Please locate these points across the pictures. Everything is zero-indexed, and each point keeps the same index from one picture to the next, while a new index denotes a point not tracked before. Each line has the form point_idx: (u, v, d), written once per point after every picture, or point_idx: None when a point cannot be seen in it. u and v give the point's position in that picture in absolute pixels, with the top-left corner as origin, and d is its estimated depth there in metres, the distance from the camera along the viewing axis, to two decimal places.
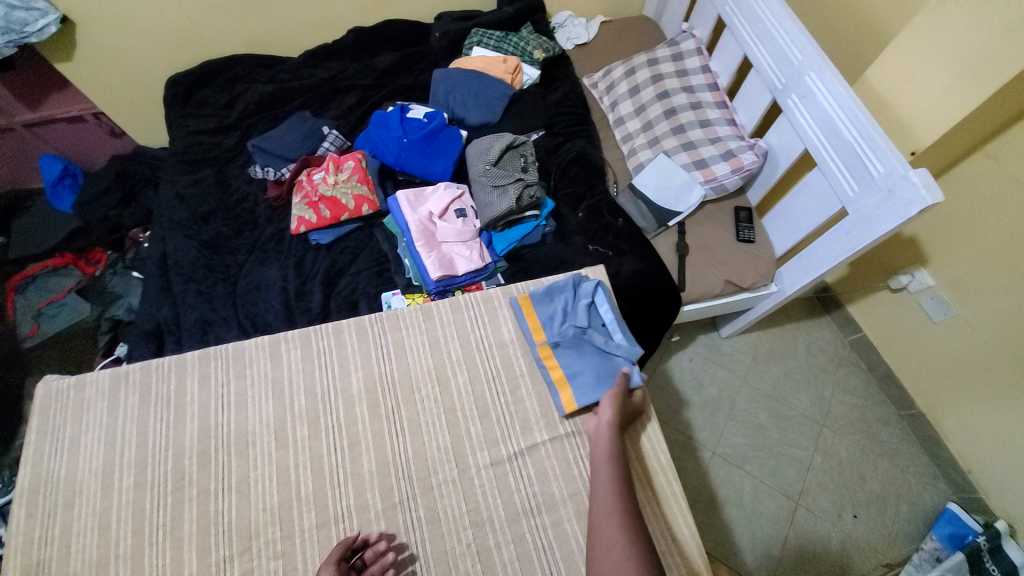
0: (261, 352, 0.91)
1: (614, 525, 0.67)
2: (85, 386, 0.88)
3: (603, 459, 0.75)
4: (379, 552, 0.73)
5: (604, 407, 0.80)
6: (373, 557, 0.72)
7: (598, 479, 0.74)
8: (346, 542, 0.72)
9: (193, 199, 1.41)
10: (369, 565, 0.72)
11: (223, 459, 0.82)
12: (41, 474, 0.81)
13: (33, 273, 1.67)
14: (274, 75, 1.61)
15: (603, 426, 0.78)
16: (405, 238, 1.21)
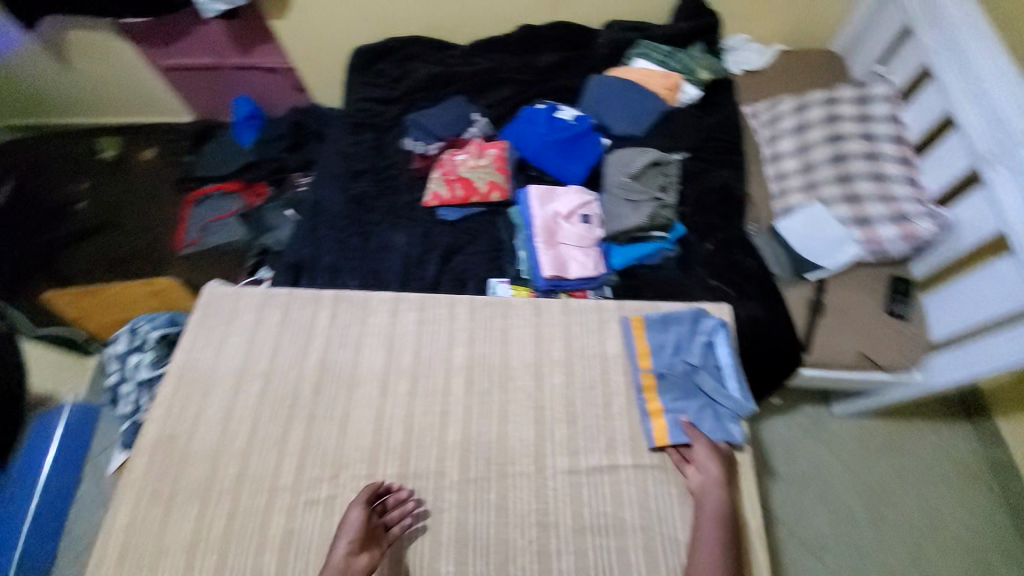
0: (383, 306, 0.99)
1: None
2: (241, 298, 1.02)
3: (708, 523, 0.73)
4: (400, 501, 0.79)
5: (710, 466, 0.76)
6: (394, 504, 0.78)
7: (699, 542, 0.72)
8: (372, 488, 0.78)
9: (351, 158, 1.58)
10: (392, 509, 0.78)
11: (332, 391, 0.90)
12: (191, 361, 0.95)
13: (209, 192, 2.04)
14: (441, 59, 1.75)
15: (710, 486, 0.75)
16: (526, 231, 1.24)
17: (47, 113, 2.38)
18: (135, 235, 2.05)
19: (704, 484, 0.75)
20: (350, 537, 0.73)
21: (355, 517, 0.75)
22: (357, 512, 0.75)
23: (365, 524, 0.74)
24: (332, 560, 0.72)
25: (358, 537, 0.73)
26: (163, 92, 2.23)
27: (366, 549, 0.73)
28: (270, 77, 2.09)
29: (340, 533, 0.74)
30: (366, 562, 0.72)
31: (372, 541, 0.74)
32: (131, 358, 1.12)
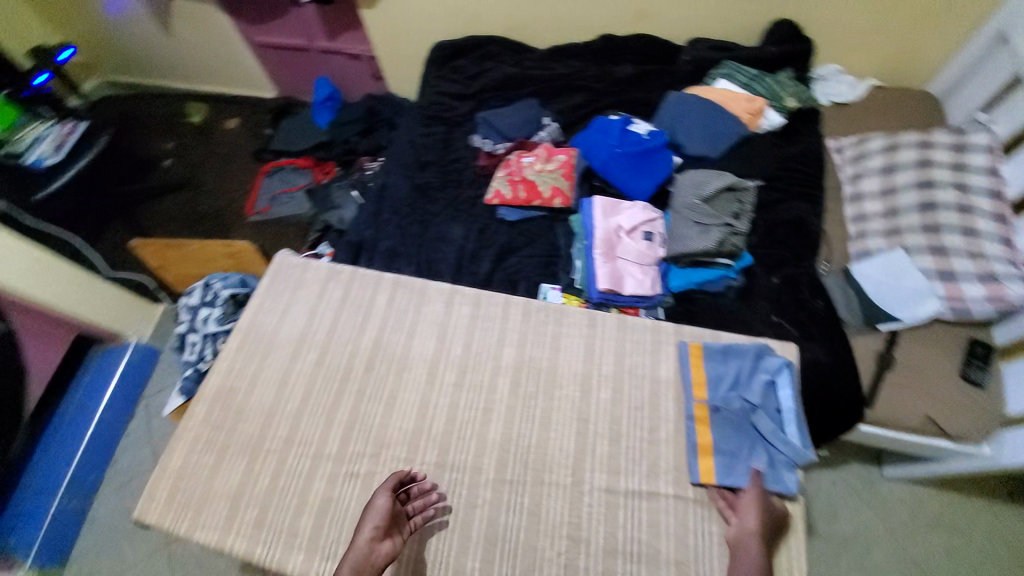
0: (440, 296, 1.01)
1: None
2: (308, 269, 1.08)
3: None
4: (423, 490, 0.80)
5: (748, 514, 0.72)
6: (418, 493, 0.79)
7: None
8: (399, 476, 0.79)
9: (421, 148, 1.62)
10: (414, 498, 0.79)
11: (383, 372, 0.93)
12: (256, 323, 1.01)
13: (283, 165, 2.20)
14: (518, 61, 1.77)
15: (747, 536, 0.70)
16: (585, 241, 1.22)
17: (152, 77, 2.60)
18: (211, 197, 2.21)
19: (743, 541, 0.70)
20: (375, 522, 0.72)
21: (382, 502, 0.74)
22: (384, 498, 0.75)
23: (391, 511, 0.74)
24: (353, 546, 0.70)
25: (384, 523, 0.72)
26: (254, 68, 2.40)
27: (388, 536, 0.72)
28: (352, 63, 2.20)
29: (365, 517, 0.73)
30: (388, 550, 0.71)
31: (394, 529, 0.73)
32: (200, 311, 1.18)
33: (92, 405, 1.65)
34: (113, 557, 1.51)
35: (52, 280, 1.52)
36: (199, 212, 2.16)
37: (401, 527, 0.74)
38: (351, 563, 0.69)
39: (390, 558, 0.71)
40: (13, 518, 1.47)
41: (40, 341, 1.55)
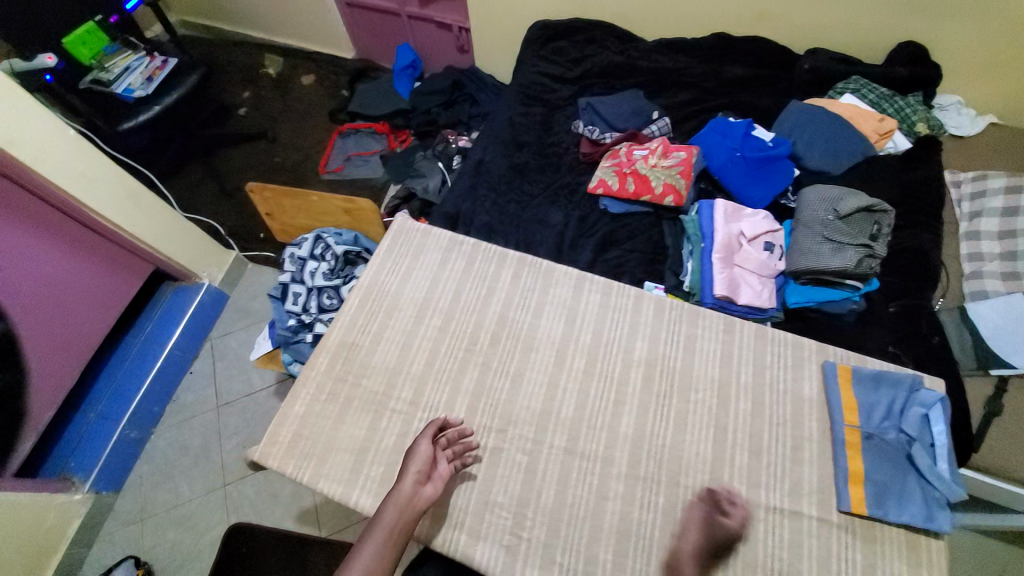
0: (567, 280, 0.99)
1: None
2: (429, 235, 1.06)
3: (696, 540, 0.72)
4: (460, 435, 0.82)
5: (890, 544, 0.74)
6: (456, 438, 0.81)
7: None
8: (437, 425, 0.81)
9: (519, 128, 1.58)
10: (453, 443, 0.81)
11: (510, 348, 0.92)
12: (378, 282, 1.01)
13: (359, 128, 2.18)
14: (625, 49, 1.69)
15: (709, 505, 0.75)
16: (702, 244, 1.19)
17: (232, 25, 2.58)
18: (288, 149, 2.22)
19: (718, 524, 0.72)
20: (414, 466, 0.76)
21: (422, 449, 0.77)
22: (424, 444, 0.78)
23: (430, 456, 0.77)
24: (398, 490, 0.74)
25: (424, 467, 0.76)
26: (336, 25, 2.35)
27: (423, 482, 0.75)
28: (440, 33, 2.15)
29: (405, 463, 0.76)
30: (431, 491, 0.74)
31: (432, 471, 0.77)
32: (308, 264, 1.19)
33: (163, 339, 1.66)
34: (171, 487, 1.57)
35: (141, 213, 1.50)
36: (274, 163, 2.18)
37: (441, 468, 0.77)
38: (396, 503, 0.73)
39: (432, 499, 0.74)
40: (76, 438, 1.50)
41: (124, 272, 1.54)
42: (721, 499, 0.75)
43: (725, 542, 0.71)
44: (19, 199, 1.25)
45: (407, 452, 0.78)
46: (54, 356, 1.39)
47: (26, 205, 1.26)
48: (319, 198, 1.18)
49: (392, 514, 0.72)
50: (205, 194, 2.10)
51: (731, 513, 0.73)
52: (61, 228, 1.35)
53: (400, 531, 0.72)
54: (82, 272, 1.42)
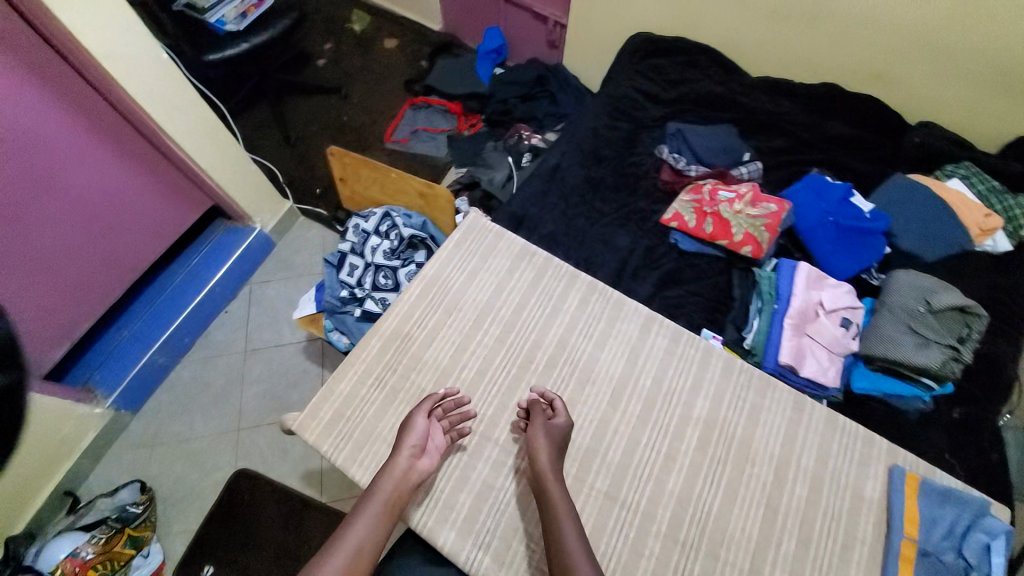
0: (636, 318, 0.95)
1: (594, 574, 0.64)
2: (502, 239, 1.03)
3: (546, 450, 0.76)
4: (456, 406, 0.83)
5: None
6: (454, 408, 0.83)
7: (551, 491, 0.73)
8: (432, 399, 0.82)
9: (601, 140, 1.53)
10: (449, 413, 0.83)
11: (565, 375, 0.89)
12: (442, 277, 0.99)
13: (432, 104, 2.16)
14: (727, 80, 1.62)
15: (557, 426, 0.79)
16: (774, 304, 1.16)
17: None
18: (358, 110, 2.20)
19: (553, 425, 0.79)
20: (410, 440, 0.77)
21: (417, 424, 0.78)
22: (421, 421, 0.79)
23: (426, 431, 0.78)
24: (393, 464, 0.75)
25: (420, 443, 0.77)
26: None
27: (419, 456, 0.76)
28: (534, 23, 2.07)
29: (400, 437, 0.76)
30: (426, 465, 0.76)
31: (428, 438, 0.79)
32: (371, 239, 1.18)
33: (205, 275, 1.67)
34: (184, 422, 1.60)
35: (212, 149, 1.49)
36: (341, 121, 2.17)
37: (435, 439, 0.80)
38: (392, 477, 0.74)
39: (428, 472, 0.77)
40: (106, 350, 1.54)
41: (183, 203, 1.55)
42: (541, 404, 0.82)
43: (559, 439, 0.78)
44: (102, 113, 1.24)
45: (403, 425, 0.79)
46: (101, 270, 1.41)
47: (107, 120, 1.26)
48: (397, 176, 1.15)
49: (386, 491, 0.73)
50: (270, 138, 2.10)
51: (558, 415, 0.81)
52: (135, 148, 1.35)
53: (394, 504, 0.73)
54: (145, 195, 1.43)
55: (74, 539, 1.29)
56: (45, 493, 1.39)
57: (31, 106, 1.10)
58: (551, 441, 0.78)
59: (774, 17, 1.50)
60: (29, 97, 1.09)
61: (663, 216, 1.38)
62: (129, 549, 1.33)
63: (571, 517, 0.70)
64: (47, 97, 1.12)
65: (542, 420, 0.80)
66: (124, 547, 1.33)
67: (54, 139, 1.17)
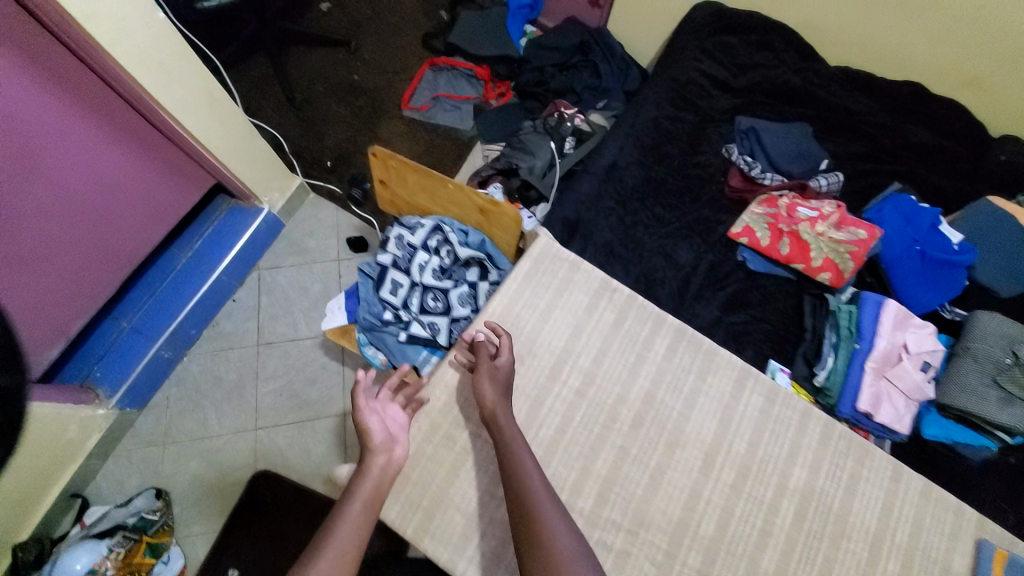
0: (730, 371, 0.86)
1: (552, 503, 0.68)
2: (578, 271, 0.91)
3: (491, 387, 0.77)
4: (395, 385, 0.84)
5: None
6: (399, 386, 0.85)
7: (503, 424, 0.75)
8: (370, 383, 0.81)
9: (662, 135, 1.38)
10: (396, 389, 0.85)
11: (652, 437, 0.81)
12: (510, 314, 0.87)
13: (456, 66, 1.91)
14: (802, 68, 1.44)
15: (501, 364, 0.80)
16: (855, 344, 1.10)
17: None
18: (369, 69, 1.93)
19: (497, 365, 0.79)
20: (375, 441, 0.76)
21: (372, 424, 0.77)
22: (373, 419, 0.77)
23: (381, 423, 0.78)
24: (369, 465, 0.73)
25: (383, 434, 0.77)
26: None
27: (392, 446, 0.76)
28: None
29: (361, 442, 0.74)
30: (402, 453, 0.77)
31: (386, 424, 0.78)
32: (419, 255, 1.07)
33: (211, 262, 1.49)
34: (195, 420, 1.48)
35: (217, 122, 1.26)
36: (351, 82, 1.90)
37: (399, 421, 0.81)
38: (371, 477, 0.73)
39: (404, 459, 0.77)
40: (106, 345, 1.36)
41: (180, 184, 1.33)
42: (483, 344, 0.82)
43: (503, 375, 0.79)
44: (80, 78, 1.00)
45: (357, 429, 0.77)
46: (96, 261, 1.21)
47: (86, 87, 1.02)
48: (456, 188, 0.99)
49: (368, 490, 0.72)
50: (271, 97, 1.84)
51: (501, 352, 0.80)
52: (126, 121, 1.12)
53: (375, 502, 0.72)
54: (140, 175, 1.21)
55: (94, 548, 1.20)
56: (52, 498, 1.27)
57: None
58: (497, 380, 0.78)
59: (868, 2, 1.32)
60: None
61: (729, 227, 1.26)
62: (149, 558, 1.26)
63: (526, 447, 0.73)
64: (14, 61, 0.89)
65: (485, 361, 0.80)
66: (144, 557, 1.25)
67: (20, 111, 0.94)
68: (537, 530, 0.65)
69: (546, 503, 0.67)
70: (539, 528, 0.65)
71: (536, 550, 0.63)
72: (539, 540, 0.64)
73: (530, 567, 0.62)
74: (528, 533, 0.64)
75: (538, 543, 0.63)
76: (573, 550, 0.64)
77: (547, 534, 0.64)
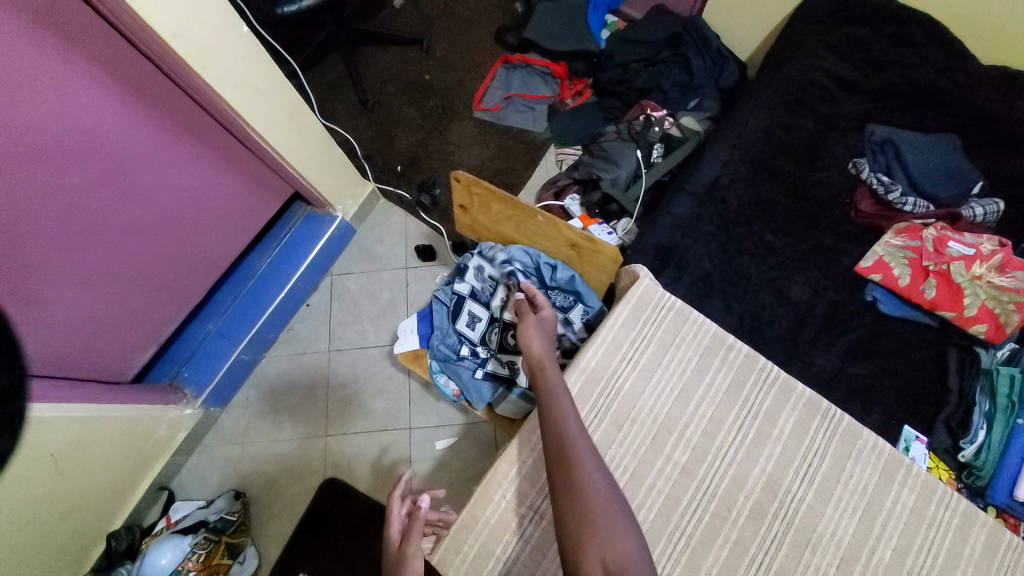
0: (872, 459, 0.74)
1: (596, 460, 0.64)
2: (687, 321, 0.80)
3: (535, 335, 0.81)
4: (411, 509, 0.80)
5: None
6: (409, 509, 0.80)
7: (548, 370, 0.75)
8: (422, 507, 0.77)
9: (774, 146, 1.20)
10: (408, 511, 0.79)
11: (776, 533, 0.69)
12: (608, 368, 0.77)
13: (529, 64, 1.77)
14: (956, 65, 1.18)
15: (545, 321, 0.85)
16: (1016, 418, 0.90)
17: None
18: (440, 67, 1.85)
19: (542, 320, 0.84)
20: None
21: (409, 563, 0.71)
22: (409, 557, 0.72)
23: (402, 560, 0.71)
24: None
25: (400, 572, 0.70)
26: None
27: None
28: None
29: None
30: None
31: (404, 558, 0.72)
32: (498, 288, 1.03)
33: (289, 269, 1.42)
34: None
35: (299, 134, 1.20)
36: (422, 82, 1.83)
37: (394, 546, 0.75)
38: None
39: None
40: (190, 348, 1.32)
41: (265, 196, 1.29)
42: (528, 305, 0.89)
43: (546, 329, 0.83)
44: (174, 99, 0.96)
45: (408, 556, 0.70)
46: (184, 273, 1.19)
47: (180, 105, 0.97)
48: (549, 222, 0.97)
49: None
50: (344, 99, 1.81)
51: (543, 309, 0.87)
52: (216, 139, 1.08)
53: None
54: (227, 188, 1.17)
55: (177, 544, 1.17)
56: (143, 488, 1.27)
57: (93, 98, 0.84)
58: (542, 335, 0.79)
59: None
60: (84, 89, 0.82)
61: (857, 260, 1.08)
62: (228, 559, 1.22)
63: (565, 389, 0.72)
64: (106, 86, 0.84)
65: (530, 316, 0.85)
66: (223, 558, 1.22)
67: (115, 132, 0.90)
68: (575, 477, 0.61)
69: (585, 450, 0.64)
70: (573, 469, 0.61)
71: (570, 492, 0.60)
72: (574, 482, 0.60)
73: (568, 514, 0.58)
74: (562, 470, 0.62)
75: (572, 482, 0.60)
76: (610, 497, 0.60)
77: (585, 480, 0.61)
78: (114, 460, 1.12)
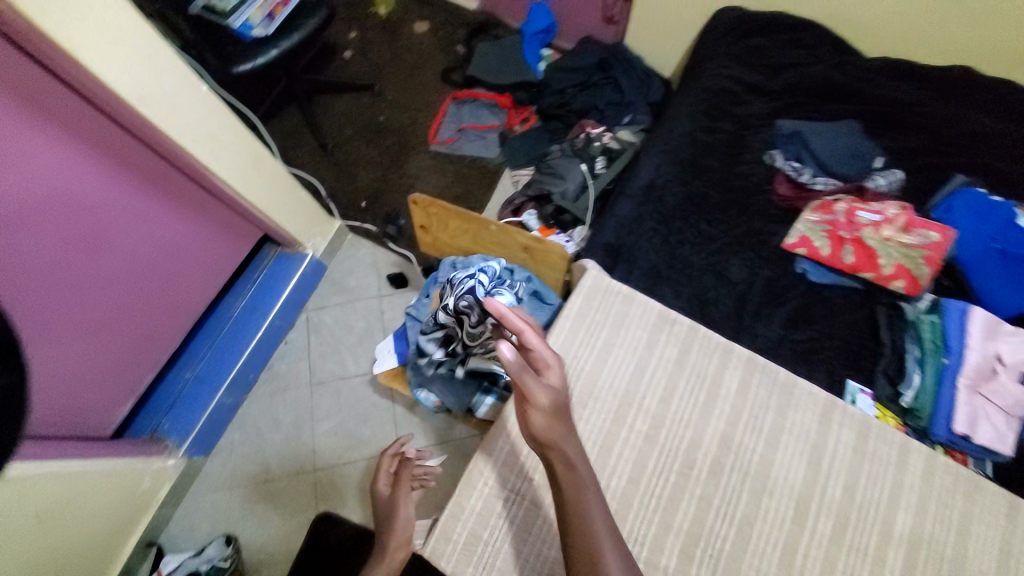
0: (812, 405, 0.82)
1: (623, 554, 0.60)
2: (633, 303, 0.89)
3: (547, 416, 0.63)
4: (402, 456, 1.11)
5: None
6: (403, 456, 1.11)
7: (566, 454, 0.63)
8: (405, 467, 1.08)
9: (699, 147, 1.34)
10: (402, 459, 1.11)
11: (735, 484, 0.76)
12: (567, 355, 0.84)
13: (476, 97, 1.91)
14: (841, 63, 1.37)
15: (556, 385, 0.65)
16: (943, 358, 1.00)
17: None
18: (393, 108, 1.97)
19: (553, 393, 0.64)
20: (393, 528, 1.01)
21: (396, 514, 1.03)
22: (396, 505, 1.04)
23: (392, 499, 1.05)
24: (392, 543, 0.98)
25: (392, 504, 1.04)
26: None
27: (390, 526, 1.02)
28: None
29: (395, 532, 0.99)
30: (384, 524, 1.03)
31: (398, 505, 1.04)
32: None
33: (264, 308, 1.45)
34: None
35: (264, 179, 1.27)
36: (377, 123, 1.94)
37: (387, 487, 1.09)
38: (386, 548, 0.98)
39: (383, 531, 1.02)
40: (171, 397, 1.33)
41: (234, 240, 1.33)
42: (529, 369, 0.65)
43: (559, 400, 0.64)
44: (141, 155, 1.01)
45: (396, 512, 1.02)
46: (160, 322, 1.21)
47: (147, 162, 1.03)
48: (501, 230, 1.06)
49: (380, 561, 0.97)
50: (305, 145, 1.90)
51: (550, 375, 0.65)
52: (184, 189, 1.13)
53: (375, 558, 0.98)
54: (197, 236, 1.22)
55: None
56: (131, 546, 1.24)
57: (64, 161, 0.89)
58: (549, 402, 0.63)
59: None
60: (54, 155, 0.87)
61: (783, 238, 1.20)
62: None
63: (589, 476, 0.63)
64: (75, 150, 0.90)
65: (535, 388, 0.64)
66: None
67: (87, 191, 0.95)
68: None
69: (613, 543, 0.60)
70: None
71: None
72: None
73: None
74: (582, 556, 0.58)
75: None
76: None
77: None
78: (99, 518, 1.10)
